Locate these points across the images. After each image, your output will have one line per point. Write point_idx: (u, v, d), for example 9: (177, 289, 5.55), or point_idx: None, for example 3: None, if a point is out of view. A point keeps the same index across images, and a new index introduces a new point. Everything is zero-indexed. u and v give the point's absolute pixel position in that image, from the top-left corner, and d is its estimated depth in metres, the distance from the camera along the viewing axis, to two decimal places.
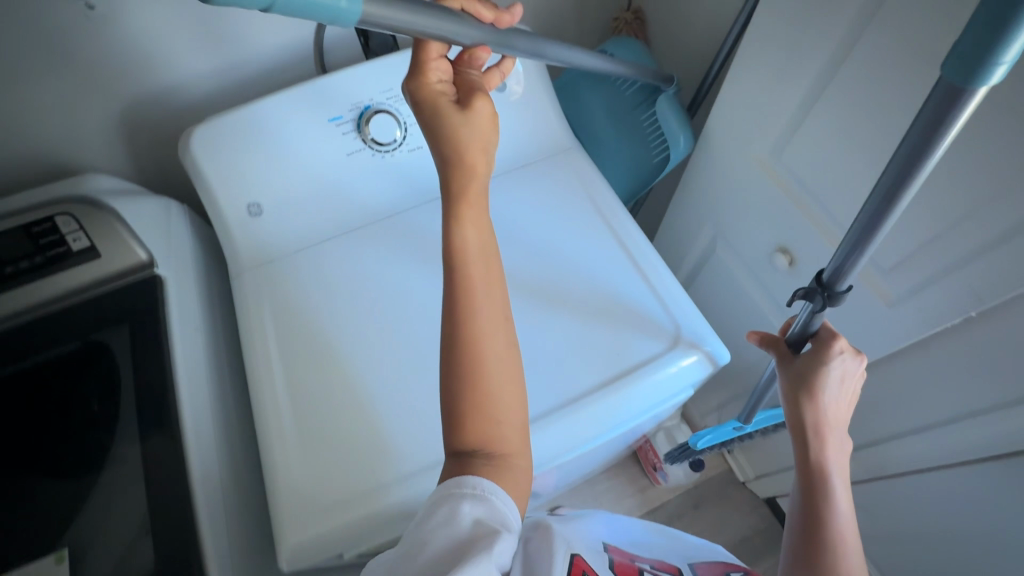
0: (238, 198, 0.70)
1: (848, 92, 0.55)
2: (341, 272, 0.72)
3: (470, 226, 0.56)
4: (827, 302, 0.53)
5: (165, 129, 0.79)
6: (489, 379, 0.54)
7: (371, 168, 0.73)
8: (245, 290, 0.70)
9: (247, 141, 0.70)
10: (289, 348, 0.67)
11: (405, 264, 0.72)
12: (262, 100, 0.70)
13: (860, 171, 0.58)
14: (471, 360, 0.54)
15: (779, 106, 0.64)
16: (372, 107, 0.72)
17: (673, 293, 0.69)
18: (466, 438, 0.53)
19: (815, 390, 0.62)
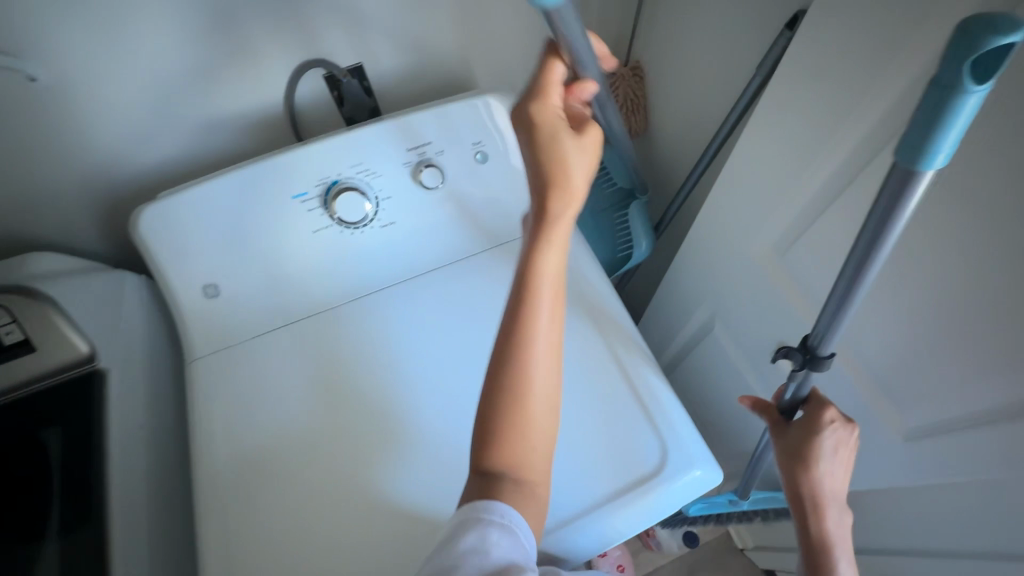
0: (193, 278, 0.65)
1: (862, 198, 0.50)
2: (348, 338, 0.66)
3: (559, 250, 0.47)
4: (808, 363, 0.50)
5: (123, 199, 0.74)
6: (537, 404, 0.48)
7: (339, 245, 0.68)
8: (196, 379, 0.64)
9: (203, 220, 0.64)
10: (286, 421, 0.62)
11: (411, 327, 0.67)
12: (220, 175, 0.65)
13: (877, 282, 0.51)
14: (523, 381, 0.47)
15: (783, 202, 0.59)
16: (341, 182, 0.66)
17: (662, 397, 0.62)
18: (493, 463, 0.47)
19: (811, 463, 0.55)
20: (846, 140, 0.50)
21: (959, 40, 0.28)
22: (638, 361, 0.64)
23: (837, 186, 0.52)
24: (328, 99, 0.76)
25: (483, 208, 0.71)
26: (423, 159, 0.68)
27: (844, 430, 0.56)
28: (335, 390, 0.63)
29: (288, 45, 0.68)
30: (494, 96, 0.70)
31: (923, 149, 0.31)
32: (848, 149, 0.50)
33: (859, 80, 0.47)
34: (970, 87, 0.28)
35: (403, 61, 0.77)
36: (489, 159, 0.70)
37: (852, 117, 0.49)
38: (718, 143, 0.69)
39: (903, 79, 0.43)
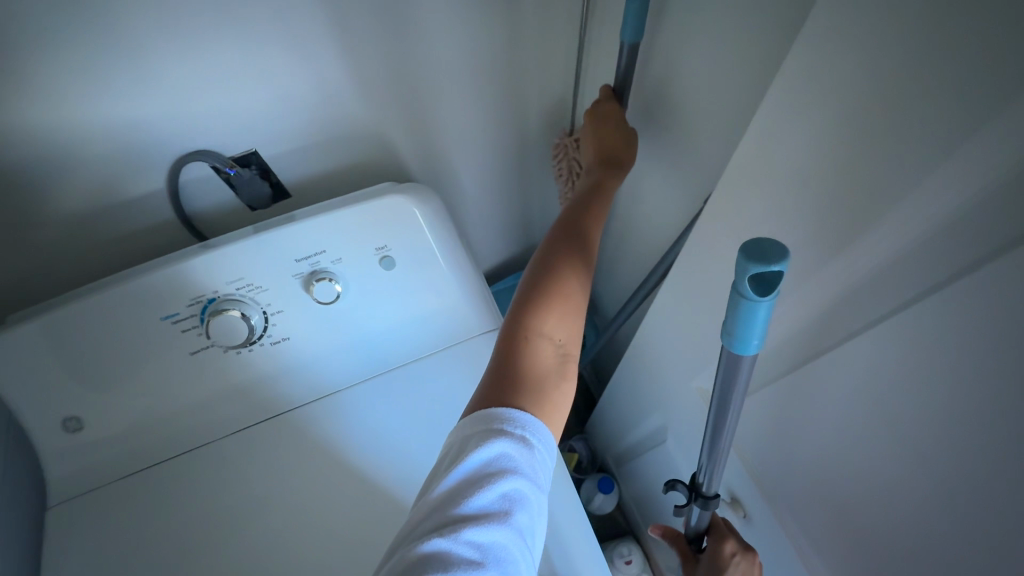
0: (52, 412, 0.57)
1: (830, 367, 0.41)
2: (289, 452, 0.58)
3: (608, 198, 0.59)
4: (705, 503, 0.48)
5: None
6: (566, 305, 0.50)
7: (224, 367, 0.59)
8: (54, 533, 0.55)
9: (55, 349, 0.56)
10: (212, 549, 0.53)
11: (364, 440, 0.58)
12: (74, 297, 0.56)
13: (834, 448, 0.43)
14: (563, 272, 0.51)
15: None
16: (218, 300, 0.57)
17: (574, 556, 0.54)
18: (534, 360, 0.48)
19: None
20: (810, 295, 0.40)
21: (739, 261, 0.27)
22: (551, 513, 0.55)
23: (802, 343, 0.43)
24: (223, 187, 0.66)
25: (398, 318, 0.62)
26: (317, 269, 0.59)
27: (748, 564, 0.50)
28: (272, 510, 0.55)
29: (172, 135, 0.59)
30: (398, 192, 0.60)
31: (731, 335, 0.31)
32: (810, 305, 0.41)
33: (825, 235, 0.37)
34: (751, 299, 0.28)
35: (315, 139, 0.68)
36: (396, 265, 0.61)
37: (814, 271, 0.39)
38: (667, 264, 0.69)
39: (875, 244, 0.34)
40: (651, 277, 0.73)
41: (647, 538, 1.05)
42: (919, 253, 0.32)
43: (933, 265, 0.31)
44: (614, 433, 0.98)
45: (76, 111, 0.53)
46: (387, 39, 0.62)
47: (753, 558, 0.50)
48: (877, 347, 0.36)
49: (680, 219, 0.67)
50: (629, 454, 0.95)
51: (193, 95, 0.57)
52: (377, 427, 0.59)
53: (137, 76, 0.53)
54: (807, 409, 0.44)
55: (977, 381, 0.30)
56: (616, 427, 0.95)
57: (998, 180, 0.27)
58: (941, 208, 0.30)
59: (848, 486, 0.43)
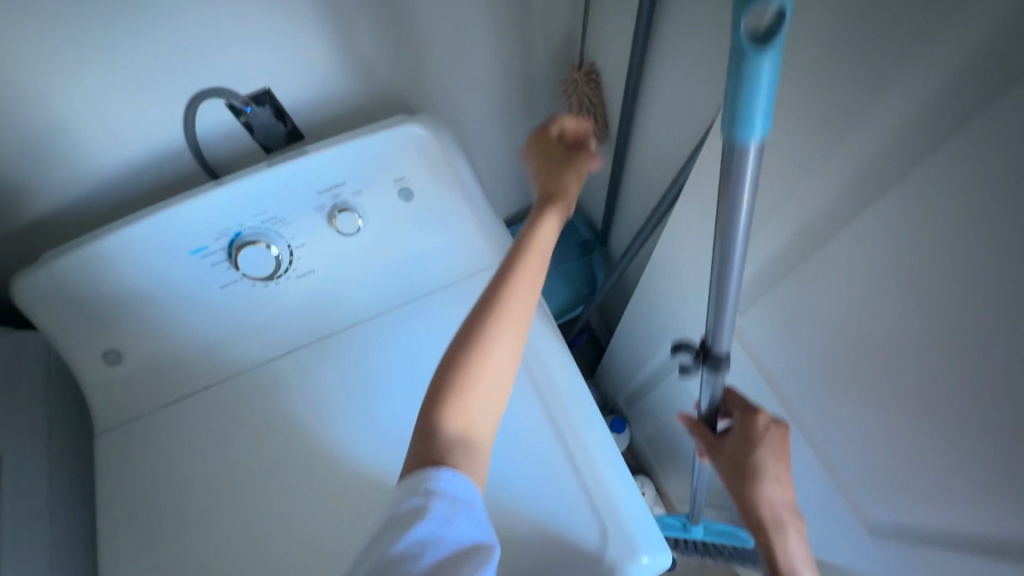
0: (93, 346, 0.60)
1: (839, 261, 0.41)
2: (319, 379, 0.61)
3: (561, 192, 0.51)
4: (711, 365, 0.47)
5: (23, 254, 0.67)
6: (504, 340, 0.47)
7: (253, 301, 0.61)
8: (104, 458, 0.59)
9: (94, 283, 0.58)
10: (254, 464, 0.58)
11: (388, 365, 0.61)
12: (108, 232, 0.58)
13: (835, 347, 0.45)
14: (499, 320, 0.47)
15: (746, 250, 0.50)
16: (244, 234, 0.59)
17: (591, 451, 0.56)
18: (462, 403, 0.45)
19: (761, 486, 0.50)
20: (819, 191, 0.41)
21: (735, 8, 0.26)
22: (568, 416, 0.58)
23: (810, 242, 0.44)
24: (241, 131, 0.67)
25: (419, 250, 0.64)
26: (338, 202, 0.60)
27: (782, 436, 0.51)
28: (308, 429, 0.59)
29: (179, 73, 0.58)
30: (413, 124, 0.61)
31: (733, 118, 0.29)
32: (820, 199, 0.41)
33: (828, 129, 0.38)
34: (749, 52, 0.27)
35: (321, 75, 0.67)
36: (415, 196, 0.62)
37: (821, 164, 0.39)
38: (676, 194, 0.70)
39: (878, 131, 0.35)
40: (659, 207, 0.74)
41: (657, 471, 1.10)
42: (922, 127, 0.32)
43: (927, 149, 0.32)
44: (626, 371, 1.00)
45: (83, 49, 0.53)
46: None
47: (785, 429, 0.51)
48: (882, 233, 0.37)
49: (688, 143, 0.66)
50: (641, 389, 0.98)
51: (201, 32, 0.56)
52: (401, 350, 0.62)
53: (142, 12, 0.53)
54: (818, 309, 0.45)
55: (967, 260, 0.32)
56: (627, 365, 0.98)
57: (976, 61, 0.28)
58: (926, 96, 0.31)
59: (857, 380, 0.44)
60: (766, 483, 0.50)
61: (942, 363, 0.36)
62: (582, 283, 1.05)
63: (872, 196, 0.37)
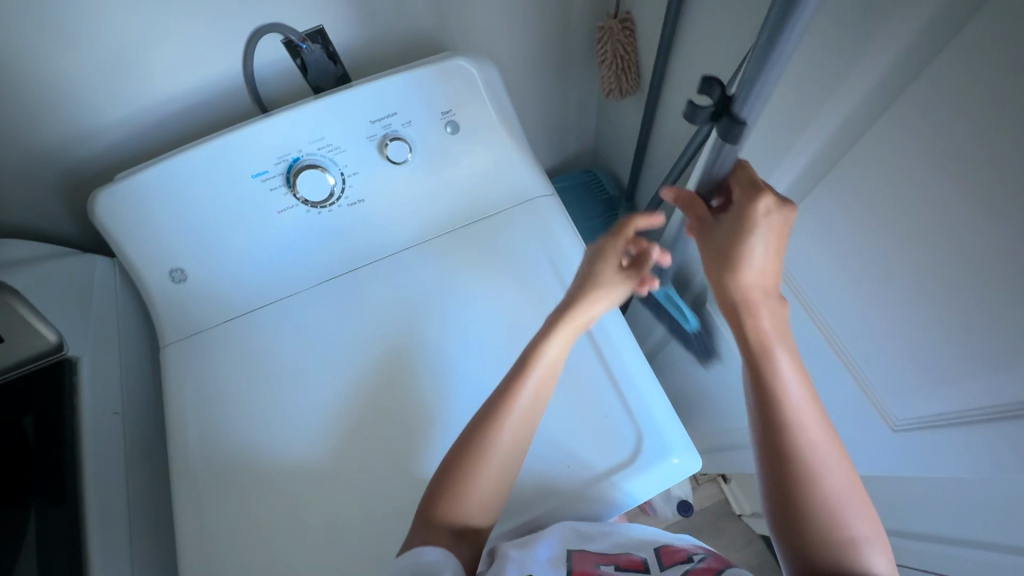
0: (159, 264, 0.64)
1: (870, 163, 0.43)
2: (365, 300, 0.65)
3: (559, 343, 0.55)
4: (728, 132, 0.44)
5: (93, 181, 0.71)
6: (496, 448, 0.52)
7: (308, 225, 0.65)
8: (167, 367, 0.63)
9: (161, 203, 0.62)
10: (305, 374, 0.62)
11: (433, 288, 0.65)
12: (177, 154, 0.61)
13: (864, 255, 0.46)
14: (501, 420, 0.52)
15: (780, 167, 0.52)
16: (302, 159, 0.63)
17: (625, 361, 0.60)
18: (454, 511, 0.51)
19: (736, 269, 0.49)
20: (857, 89, 0.42)
21: None
22: (602, 332, 0.62)
23: (842, 147, 0.45)
24: (294, 67, 0.70)
25: (462, 182, 0.67)
26: (389, 131, 0.64)
27: (781, 220, 0.46)
28: (356, 345, 0.63)
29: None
30: (461, 59, 0.64)
31: None
32: (855, 101, 0.42)
33: (867, 28, 0.39)
34: None
35: (367, 11, 0.69)
36: (460, 129, 0.66)
37: (859, 65, 0.41)
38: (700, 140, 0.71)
39: (913, 28, 0.36)
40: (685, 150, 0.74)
41: None
42: (963, 10, 0.33)
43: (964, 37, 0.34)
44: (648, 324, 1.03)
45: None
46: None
47: (789, 212, 0.46)
48: (917, 127, 0.38)
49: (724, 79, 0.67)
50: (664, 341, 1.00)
51: None
52: (445, 275, 0.65)
53: None
54: (847, 215, 0.47)
55: (998, 141, 0.33)
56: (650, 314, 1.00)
57: None
58: None
59: (875, 281, 0.46)
60: (748, 268, 0.48)
61: (967, 253, 0.38)
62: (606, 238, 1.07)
63: (908, 86, 0.38)
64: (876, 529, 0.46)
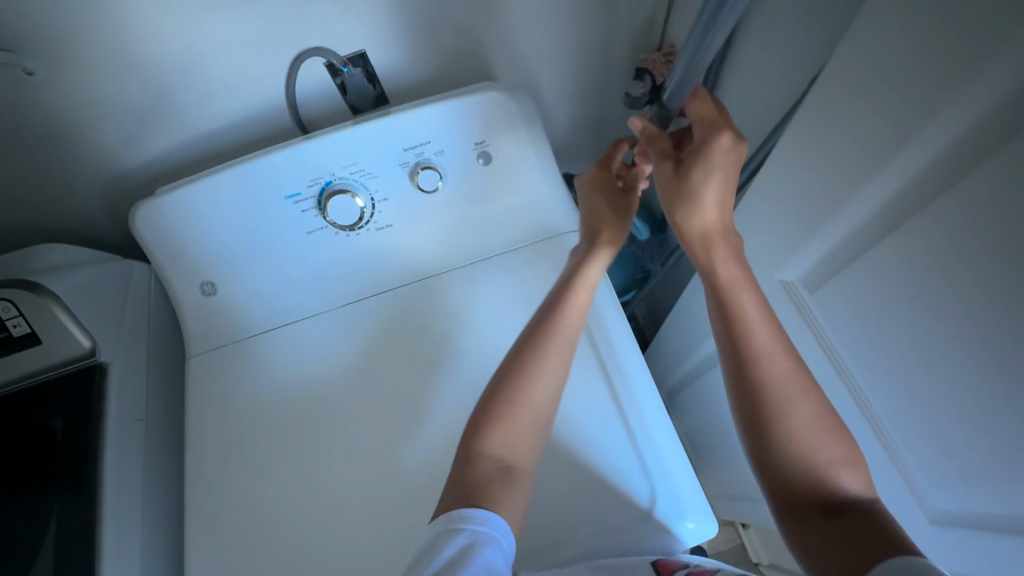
0: (191, 277, 0.65)
1: (915, 247, 0.38)
2: (382, 329, 0.65)
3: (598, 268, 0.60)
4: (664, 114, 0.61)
5: (139, 189, 0.74)
6: (541, 372, 0.55)
7: (335, 247, 0.66)
8: (192, 377, 0.65)
9: (195, 218, 0.64)
10: (318, 400, 0.63)
11: (451, 322, 0.64)
12: (216, 172, 0.63)
13: (903, 343, 0.42)
14: (547, 343, 0.56)
15: (816, 234, 0.49)
16: (334, 183, 0.63)
17: (644, 414, 0.60)
18: (496, 445, 0.52)
19: (691, 202, 0.50)
20: (905, 170, 0.38)
21: None
22: (621, 384, 0.61)
23: (888, 223, 0.41)
24: (333, 90, 0.72)
25: (489, 214, 0.67)
26: (421, 160, 0.64)
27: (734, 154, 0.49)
28: (369, 374, 0.63)
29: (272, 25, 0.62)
30: (498, 91, 0.64)
31: None
32: (903, 179, 0.39)
33: (913, 107, 0.35)
34: None
35: (406, 38, 0.69)
36: (492, 160, 0.65)
37: (907, 143, 0.36)
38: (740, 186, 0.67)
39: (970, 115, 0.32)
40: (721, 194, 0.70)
41: (698, 464, 1.08)
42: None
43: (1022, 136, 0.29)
44: (671, 359, 1.01)
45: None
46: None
47: (739, 145, 0.48)
48: (965, 221, 0.34)
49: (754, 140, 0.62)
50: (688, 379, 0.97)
51: None
52: (464, 308, 0.64)
53: None
54: (879, 300, 0.43)
55: None
56: (677, 351, 0.97)
57: None
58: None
59: (909, 374, 0.42)
60: (706, 201, 0.50)
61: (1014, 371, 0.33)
62: (634, 268, 1.06)
63: (960, 175, 0.34)
64: (850, 447, 0.47)
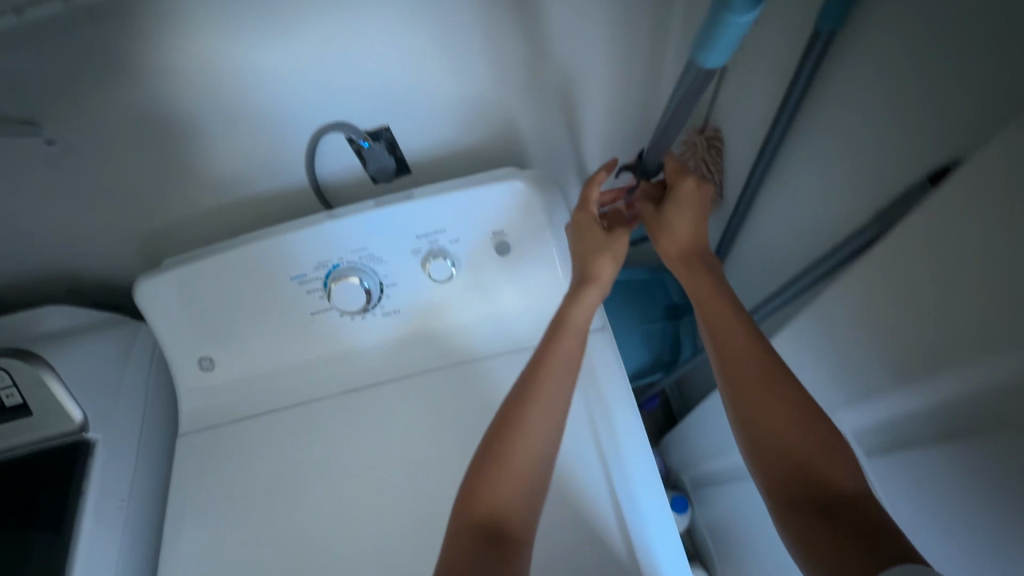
0: (190, 351, 0.63)
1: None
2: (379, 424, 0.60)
3: (590, 307, 0.56)
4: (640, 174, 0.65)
5: (154, 249, 0.73)
6: (532, 417, 0.50)
7: (338, 331, 0.62)
8: (180, 458, 0.62)
9: (197, 294, 0.61)
10: (303, 499, 0.58)
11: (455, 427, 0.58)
12: (223, 248, 0.60)
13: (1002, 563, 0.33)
14: (539, 386, 0.51)
15: (887, 393, 0.41)
16: (342, 266, 0.60)
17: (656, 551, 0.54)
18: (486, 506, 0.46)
19: (663, 227, 0.57)
20: (1014, 361, 0.30)
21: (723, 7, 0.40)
22: (635, 512, 0.56)
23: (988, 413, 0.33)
24: (354, 161, 0.68)
25: (503, 305, 0.62)
26: (434, 247, 0.60)
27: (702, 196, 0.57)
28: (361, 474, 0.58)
29: (294, 104, 0.59)
30: (521, 179, 0.59)
31: (703, 49, 0.44)
32: (1006, 367, 0.31)
33: None
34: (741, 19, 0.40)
35: (433, 116, 0.65)
36: (510, 251, 0.61)
37: None
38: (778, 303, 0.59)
39: None
40: (765, 305, 0.62)
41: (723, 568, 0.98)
42: None
43: None
44: (700, 449, 0.92)
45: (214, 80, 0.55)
46: (510, 3, 0.55)
47: (705, 189, 0.56)
48: None
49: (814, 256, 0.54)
50: (718, 477, 0.88)
51: (322, 74, 0.57)
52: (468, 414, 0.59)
53: (258, 45, 0.53)
54: (977, 496, 0.35)
55: None
56: (708, 447, 0.88)
57: None
58: None
59: None
60: (681, 229, 0.57)
61: None
62: (664, 347, 0.99)
63: None
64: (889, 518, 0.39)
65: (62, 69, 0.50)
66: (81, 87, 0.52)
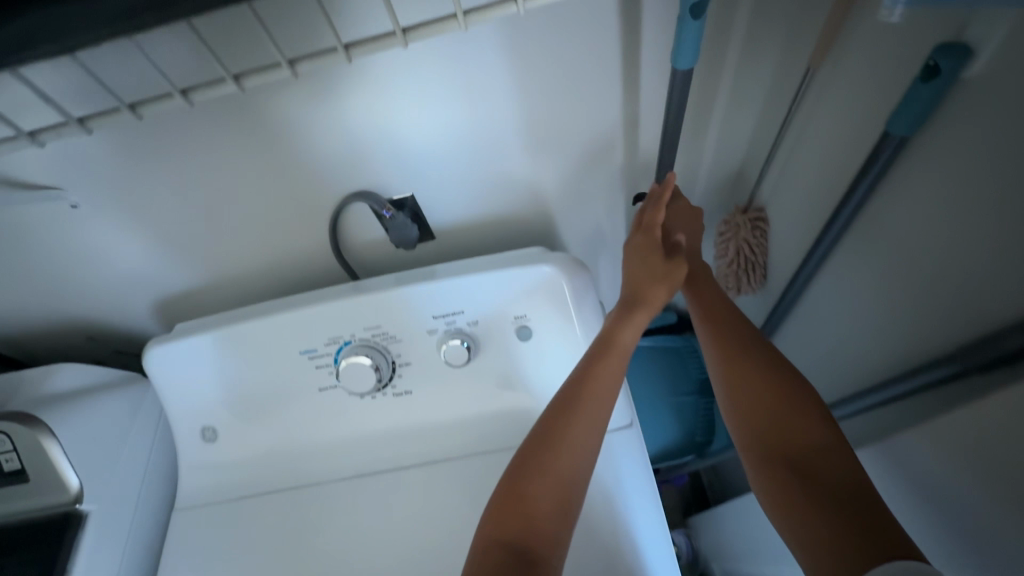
0: (192, 420, 0.60)
1: None
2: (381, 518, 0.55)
3: (640, 328, 0.52)
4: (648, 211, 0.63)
5: (168, 307, 0.71)
6: (571, 434, 0.45)
7: (345, 409, 0.59)
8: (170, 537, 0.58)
9: (204, 362, 0.59)
10: None
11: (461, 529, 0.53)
12: (234, 317, 0.59)
13: None
14: (582, 403, 0.47)
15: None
16: (354, 343, 0.57)
17: None
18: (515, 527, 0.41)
19: None
20: None
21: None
22: None
23: None
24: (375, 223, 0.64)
25: (521, 393, 0.57)
26: (452, 328, 0.56)
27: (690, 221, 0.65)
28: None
29: (319, 175, 0.57)
30: (547, 261, 0.56)
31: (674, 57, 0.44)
32: None
33: None
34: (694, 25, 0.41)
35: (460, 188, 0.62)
36: (532, 337, 0.56)
37: None
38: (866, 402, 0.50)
39: None
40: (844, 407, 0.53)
41: None
42: None
43: None
44: (735, 547, 0.83)
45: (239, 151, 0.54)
46: (545, 83, 0.52)
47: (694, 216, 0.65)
48: None
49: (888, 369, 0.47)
50: None
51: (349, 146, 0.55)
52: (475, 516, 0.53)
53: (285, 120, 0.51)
54: None
55: None
56: (743, 548, 0.79)
57: None
58: None
59: None
60: None
61: None
62: (697, 426, 0.91)
63: None
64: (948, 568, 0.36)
65: (88, 141, 0.50)
66: (106, 154, 0.52)
